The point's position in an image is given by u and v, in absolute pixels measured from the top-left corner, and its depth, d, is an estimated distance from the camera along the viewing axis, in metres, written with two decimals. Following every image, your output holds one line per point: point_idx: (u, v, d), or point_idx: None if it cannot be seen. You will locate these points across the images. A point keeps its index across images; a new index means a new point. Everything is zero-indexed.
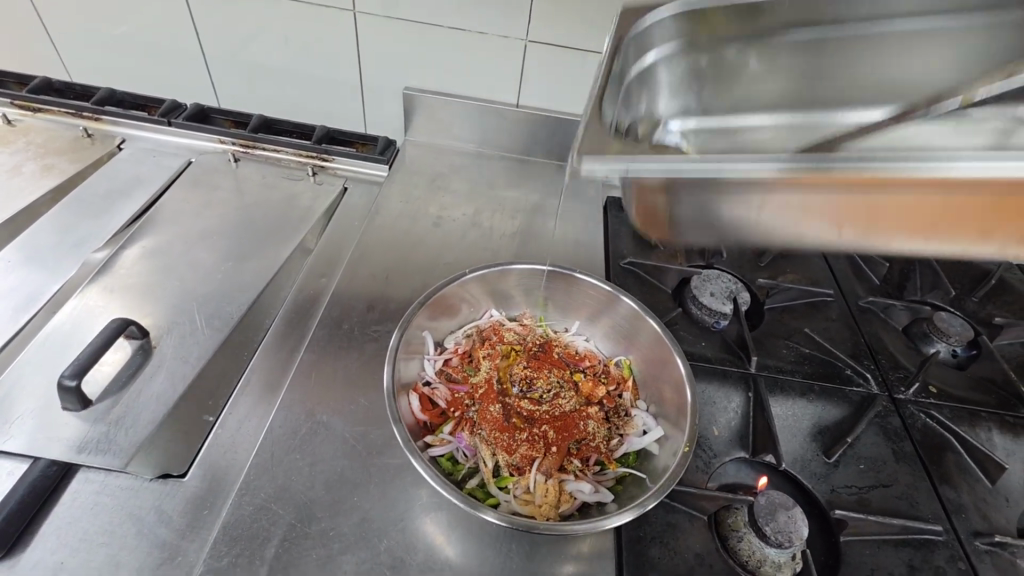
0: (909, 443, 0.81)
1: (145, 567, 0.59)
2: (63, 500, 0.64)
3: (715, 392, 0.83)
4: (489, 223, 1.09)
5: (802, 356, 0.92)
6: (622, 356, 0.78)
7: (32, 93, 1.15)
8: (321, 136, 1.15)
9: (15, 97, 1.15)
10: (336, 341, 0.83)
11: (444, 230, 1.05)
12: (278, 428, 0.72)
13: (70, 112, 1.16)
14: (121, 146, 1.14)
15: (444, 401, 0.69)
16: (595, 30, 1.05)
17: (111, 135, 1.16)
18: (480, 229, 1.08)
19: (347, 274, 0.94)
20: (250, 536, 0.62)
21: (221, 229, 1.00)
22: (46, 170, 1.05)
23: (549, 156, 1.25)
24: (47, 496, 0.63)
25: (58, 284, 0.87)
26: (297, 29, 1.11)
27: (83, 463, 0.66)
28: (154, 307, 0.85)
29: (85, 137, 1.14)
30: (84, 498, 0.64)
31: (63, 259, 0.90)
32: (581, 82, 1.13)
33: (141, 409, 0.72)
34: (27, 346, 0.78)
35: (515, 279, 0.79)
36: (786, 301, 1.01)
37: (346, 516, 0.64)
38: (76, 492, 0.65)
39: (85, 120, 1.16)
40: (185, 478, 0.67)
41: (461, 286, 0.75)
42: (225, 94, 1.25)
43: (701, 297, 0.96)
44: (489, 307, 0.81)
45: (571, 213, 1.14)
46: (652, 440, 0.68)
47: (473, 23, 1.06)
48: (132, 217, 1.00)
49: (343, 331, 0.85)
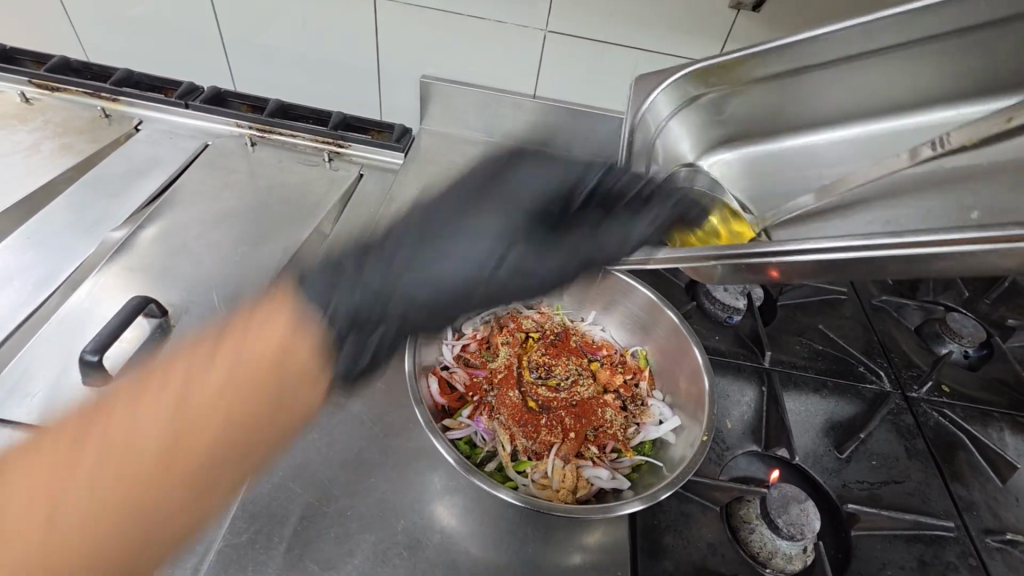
0: (921, 441, 0.82)
1: (166, 540, 0.60)
2: None
3: (729, 386, 0.84)
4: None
5: (815, 352, 0.92)
6: (638, 347, 0.79)
7: (50, 72, 1.15)
8: (338, 123, 1.16)
9: (33, 76, 1.15)
10: None
11: None
12: (296, 409, 0.72)
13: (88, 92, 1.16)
14: (137, 128, 1.14)
15: (463, 385, 0.69)
16: (615, 22, 1.05)
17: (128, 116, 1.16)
18: None
19: None
20: (268, 514, 0.62)
21: (238, 212, 1.00)
22: (64, 149, 1.05)
23: (564, 148, 1.25)
24: None
25: (77, 262, 0.87)
26: (316, 13, 1.11)
27: None
28: (172, 287, 0.85)
29: (102, 117, 1.14)
30: None
31: (81, 238, 0.91)
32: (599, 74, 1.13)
33: (161, 386, 0.72)
34: (47, 322, 0.79)
35: None
36: (800, 298, 1.01)
37: (363, 497, 0.65)
38: None
39: (102, 100, 1.16)
40: None
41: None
42: (241, 78, 1.25)
43: (715, 291, 0.96)
44: None
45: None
46: (668, 429, 0.68)
47: (493, 12, 1.06)
48: (150, 198, 1.00)
49: None
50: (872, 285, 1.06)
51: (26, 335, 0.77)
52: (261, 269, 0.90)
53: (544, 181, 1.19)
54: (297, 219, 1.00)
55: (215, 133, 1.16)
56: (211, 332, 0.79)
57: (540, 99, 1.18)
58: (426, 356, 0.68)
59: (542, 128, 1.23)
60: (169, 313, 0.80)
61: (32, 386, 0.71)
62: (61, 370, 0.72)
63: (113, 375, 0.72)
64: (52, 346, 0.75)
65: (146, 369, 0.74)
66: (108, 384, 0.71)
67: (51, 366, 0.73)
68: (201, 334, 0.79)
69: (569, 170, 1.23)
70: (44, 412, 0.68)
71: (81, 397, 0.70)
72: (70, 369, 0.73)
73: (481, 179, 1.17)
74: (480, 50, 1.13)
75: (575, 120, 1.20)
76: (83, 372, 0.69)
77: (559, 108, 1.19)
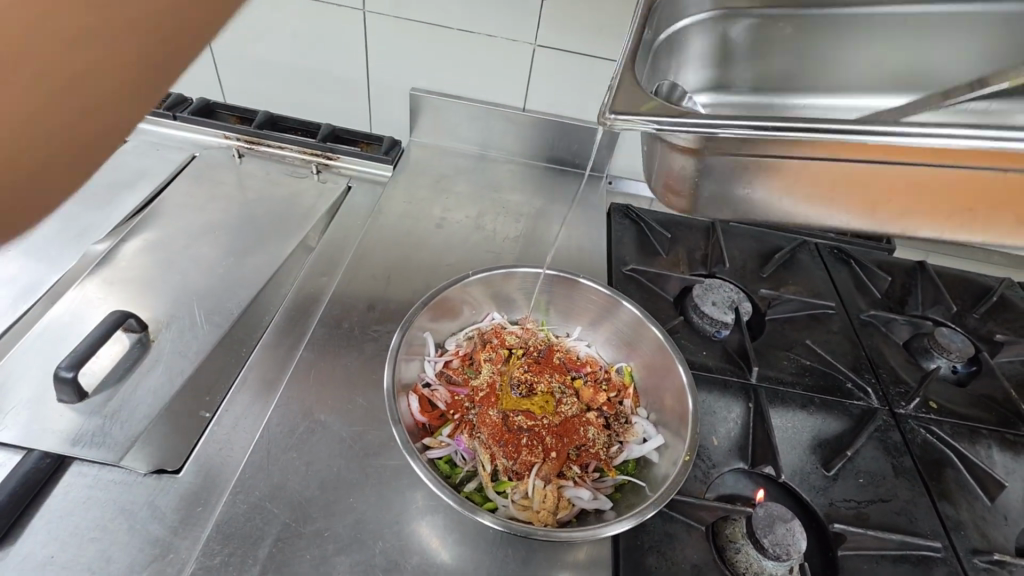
0: (909, 458, 0.81)
1: (137, 563, 0.58)
2: (56, 492, 0.63)
3: (715, 403, 0.83)
4: (491, 227, 1.09)
5: (803, 368, 0.92)
6: (623, 364, 0.77)
7: None
8: (326, 135, 1.16)
9: None
10: (337, 341, 0.83)
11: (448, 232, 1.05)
12: (275, 426, 0.71)
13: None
14: None
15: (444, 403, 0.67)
16: (603, 36, 1.05)
17: None
18: (482, 231, 1.08)
19: (349, 273, 0.94)
20: (243, 535, 0.61)
21: (223, 224, 0.99)
22: None
23: (553, 161, 1.25)
24: (39, 488, 0.63)
25: (57, 275, 0.86)
26: (306, 26, 1.11)
27: (76, 456, 0.65)
28: (153, 300, 0.84)
29: None
30: (77, 491, 0.64)
31: (63, 250, 0.89)
32: (587, 87, 1.13)
33: (138, 402, 0.71)
34: (24, 336, 0.77)
35: (519, 283, 0.78)
36: (788, 312, 1.01)
37: (342, 518, 0.64)
38: (69, 485, 0.64)
39: None
40: (179, 474, 0.66)
41: (464, 287, 0.75)
42: (231, 89, 1.25)
43: (702, 306, 0.94)
44: (491, 310, 0.80)
45: (574, 220, 1.14)
46: (651, 448, 0.66)
47: (483, 26, 1.06)
48: (135, 210, 0.99)
49: (343, 330, 0.84)
50: (860, 299, 1.06)
51: (2, 349, 0.76)
52: (244, 282, 0.89)
53: (533, 194, 1.18)
54: (284, 231, 0.99)
55: (203, 144, 1.15)
56: (192, 346, 0.78)
57: (530, 112, 1.18)
58: (406, 373, 0.67)
59: (531, 140, 1.23)
60: (149, 327, 0.79)
61: (5, 402, 0.69)
62: (36, 386, 0.71)
63: (88, 392, 0.71)
64: (27, 361, 0.74)
65: (123, 385, 0.72)
66: (84, 400, 0.70)
67: (25, 382, 0.71)
68: (181, 349, 0.78)
69: (558, 183, 1.23)
70: (16, 430, 0.66)
71: (55, 414, 0.68)
72: (45, 384, 0.71)
73: (470, 192, 1.16)
74: (469, 64, 1.13)
75: (565, 133, 1.20)
76: (57, 389, 0.68)
77: (548, 121, 1.19)
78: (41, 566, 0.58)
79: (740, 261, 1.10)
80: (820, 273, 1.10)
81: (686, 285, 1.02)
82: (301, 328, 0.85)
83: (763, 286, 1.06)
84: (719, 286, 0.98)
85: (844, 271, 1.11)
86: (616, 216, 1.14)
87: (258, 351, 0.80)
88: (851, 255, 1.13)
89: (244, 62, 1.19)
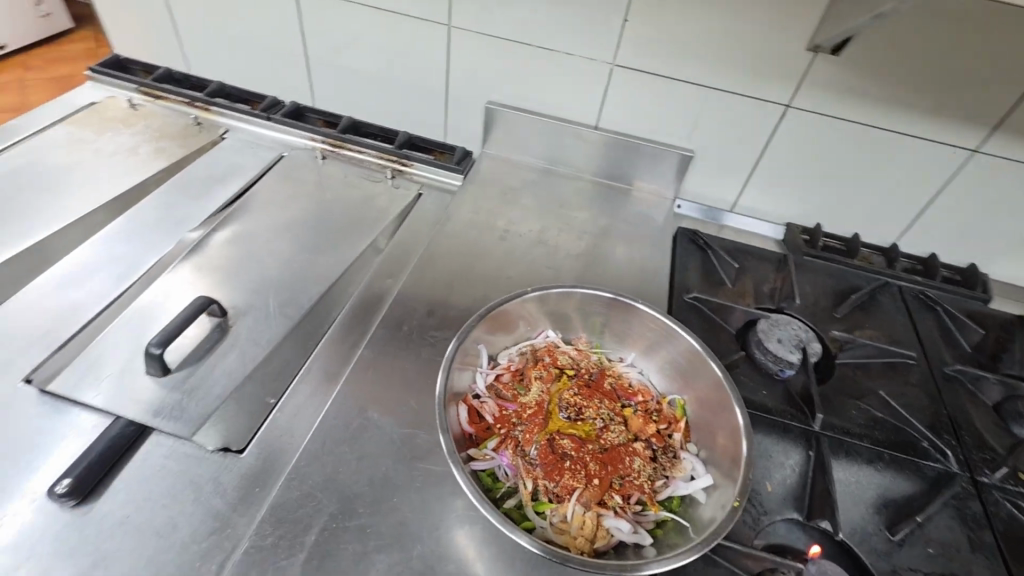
0: (989, 533, 0.74)
1: (199, 533, 0.63)
2: (136, 458, 0.69)
3: (773, 446, 0.79)
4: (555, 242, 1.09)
5: (873, 420, 0.86)
6: (676, 396, 0.76)
7: (157, 82, 1.27)
8: (404, 142, 1.21)
9: (141, 84, 1.27)
10: (395, 342, 0.86)
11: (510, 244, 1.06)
12: (332, 419, 0.75)
13: (186, 102, 1.27)
14: (223, 136, 1.23)
15: (491, 416, 0.68)
16: (684, 59, 1.03)
17: (216, 125, 1.26)
18: (545, 246, 1.09)
19: (413, 277, 0.97)
20: (293, 521, 0.64)
21: (302, 221, 1.06)
22: (158, 152, 1.16)
23: (622, 180, 1.24)
24: (123, 452, 0.69)
25: (155, 258, 0.95)
26: (394, 39, 1.17)
27: (156, 427, 0.71)
28: (234, 288, 0.91)
29: (195, 125, 1.24)
30: (154, 459, 0.70)
31: (162, 235, 0.99)
32: (663, 109, 1.12)
33: (213, 383, 0.77)
34: (123, 311, 0.86)
35: (576, 304, 0.78)
36: (861, 358, 0.95)
37: (386, 517, 0.66)
38: (148, 453, 0.70)
39: (196, 109, 1.27)
40: (243, 455, 0.71)
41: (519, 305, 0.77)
42: (320, 95, 1.33)
43: (767, 342, 0.91)
44: (546, 328, 0.81)
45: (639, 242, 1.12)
46: (698, 487, 0.64)
47: (563, 44, 1.08)
48: (226, 202, 1.08)
49: (402, 333, 0.87)
50: (946, 352, 0.98)
51: (104, 321, 0.84)
52: (316, 278, 0.94)
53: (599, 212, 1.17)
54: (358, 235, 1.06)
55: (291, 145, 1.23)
56: (264, 335, 0.84)
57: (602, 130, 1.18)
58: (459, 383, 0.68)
59: (601, 158, 1.22)
60: (228, 314, 0.86)
61: (102, 370, 0.77)
62: (129, 358, 0.78)
63: (172, 368, 0.77)
64: (123, 334, 0.82)
65: (201, 365, 0.79)
66: (167, 375, 0.76)
67: (120, 353, 0.79)
68: (255, 336, 0.83)
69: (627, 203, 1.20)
70: (108, 397, 0.74)
71: (142, 385, 0.75)
72: (136, 357, 0.79)
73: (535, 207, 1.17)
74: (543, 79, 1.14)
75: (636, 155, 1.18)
76: (146, 362, 0.75)
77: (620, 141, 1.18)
78: (118, 525, 0.63)
79: (812, 299, 1.04)
80: (902, 319, 1.02)
81: (751, 318, 0.99)
82: (364, 326, 0.89)
83: (836, 327, 1.00)
84: (787, 323, 0.95)
85: (930, 319, 1.03)
86: (683, 241, 1.12)
87: (322, 346, 0.85)
88: (939, 303, 1.05)
89: (335, 70, 1.26)
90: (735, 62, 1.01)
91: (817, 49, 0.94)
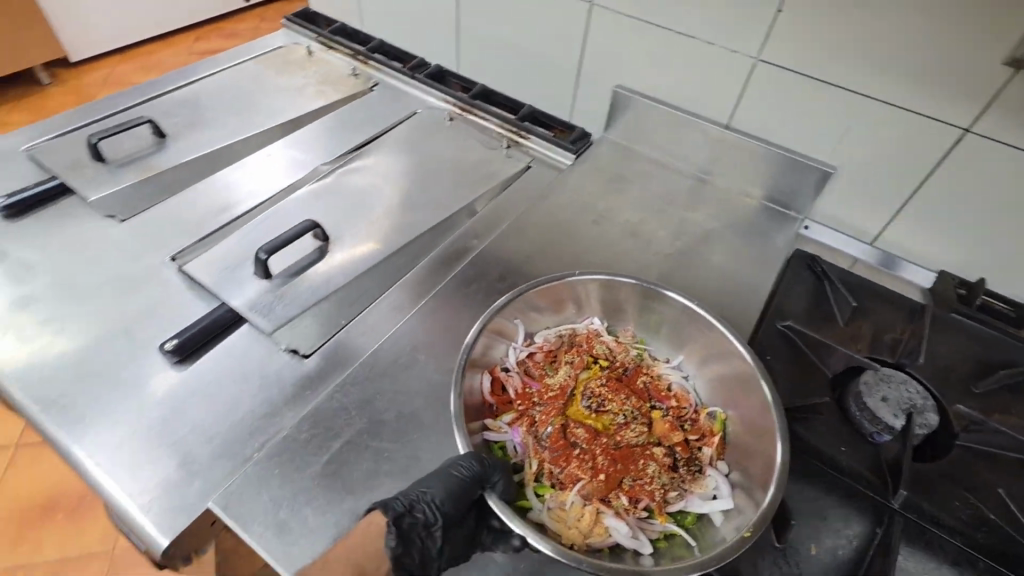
0: None
1: (254, 413, 0.73)
2: (228, 339, 0.82)
3: (831, 510, 0.70)
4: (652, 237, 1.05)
5: (979, 519, 0.70)
6: (719, 409, 0.69)
7: (332, 34, 1.44)
8: (526, 115, 1.23)
9: (320, 35, 1.46)
10: (461, 298, 0.89)
11: (601, 231, 1.04)
12: (384, 351, 0.81)
13: (350, 54, 1.43)
14: (373, 88, 1.36)
15: (513, 390, 0.69)
16: (840, 61, 0.91)
17: (369, 78, 1.39)
18: (637, 240, 1.04)
19: (496, 243, 1.00)
20: (326, 426, 0.72)
21: (415, 173, 1.14)
22: (317, 95, 1.32)
23: (744, 188, 1.14)
24: (220, 332, 0.82)
25: (290, 181, 1.09)
26: (537, 14, 1.19)
27: (249, 319, 0.84)
28: (342, 220, 1.01)
29: (352, 75, 1.39)
30: (240, 344, 0.82)
31: (301, 164, 1.13)
32: (805, 116, 1.00)
33: (301, 294, 0.87)
34: (254, 220, 1.00)
35: (628, 294, 0.74)
36: (987, 446, 0.78)
37: (402, 448, 0.71)
38: (238, 338, 0.82)
39: (357, 62, 1.42)
40: (306, 360, 0.80)
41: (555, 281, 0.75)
42: (463, 62, 1.40)
43: (867, 397, 0.78)
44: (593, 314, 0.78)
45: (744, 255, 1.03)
46: (718, 510, 0.60)
47: (704, 32, 1.01)
48: (358, 145, 1.19)
49: (470, 291, 0.91)
50: None
51: (238, 225, 1.00)
52: (410, 225, 1.01)
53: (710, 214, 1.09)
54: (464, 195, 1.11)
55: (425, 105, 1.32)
56: (353, 264, 0.93)
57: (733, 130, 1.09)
58: (487, 353, 0.70)
59: (725, 161, 1.13)
60: (330, 240, 0.96)
61: (225, 263, 0.91)
62: (246, 258, 0.92)
63: (274, 274, 0.89)
64: (248, 238, 0.96)
65: (296, 276, 0.90)
66: (269, 279, 0.88)
67: (241, 253, 0.93)
68: (345, 263, 0.93)
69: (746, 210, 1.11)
70: (222, 285, 0.88)
71: (248, 282, 0.88)
72: (252, 259, 0.92)
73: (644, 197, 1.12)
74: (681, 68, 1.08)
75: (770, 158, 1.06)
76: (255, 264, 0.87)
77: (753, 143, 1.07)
78: (203, 391, 0.76)
79: (944, 363, 0.87)
80: None
81: (854, 364, 0.85)
82: (439, 278, 0.94)
83: (967, 402, 0.83)
84: (899, 382, 0.81)
85: None
86: (796, 265, 1.01)
87: (397, 287, 0.92)
88: None
89: (478, 40, 1.32)
90: (904, 70, 0.87)
91: (1014, 64, 0.77)
